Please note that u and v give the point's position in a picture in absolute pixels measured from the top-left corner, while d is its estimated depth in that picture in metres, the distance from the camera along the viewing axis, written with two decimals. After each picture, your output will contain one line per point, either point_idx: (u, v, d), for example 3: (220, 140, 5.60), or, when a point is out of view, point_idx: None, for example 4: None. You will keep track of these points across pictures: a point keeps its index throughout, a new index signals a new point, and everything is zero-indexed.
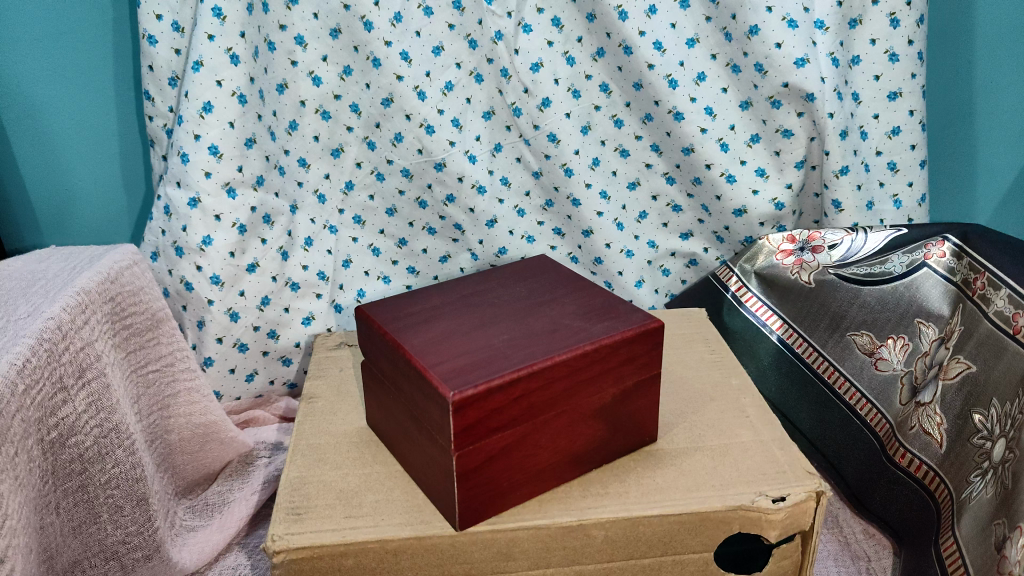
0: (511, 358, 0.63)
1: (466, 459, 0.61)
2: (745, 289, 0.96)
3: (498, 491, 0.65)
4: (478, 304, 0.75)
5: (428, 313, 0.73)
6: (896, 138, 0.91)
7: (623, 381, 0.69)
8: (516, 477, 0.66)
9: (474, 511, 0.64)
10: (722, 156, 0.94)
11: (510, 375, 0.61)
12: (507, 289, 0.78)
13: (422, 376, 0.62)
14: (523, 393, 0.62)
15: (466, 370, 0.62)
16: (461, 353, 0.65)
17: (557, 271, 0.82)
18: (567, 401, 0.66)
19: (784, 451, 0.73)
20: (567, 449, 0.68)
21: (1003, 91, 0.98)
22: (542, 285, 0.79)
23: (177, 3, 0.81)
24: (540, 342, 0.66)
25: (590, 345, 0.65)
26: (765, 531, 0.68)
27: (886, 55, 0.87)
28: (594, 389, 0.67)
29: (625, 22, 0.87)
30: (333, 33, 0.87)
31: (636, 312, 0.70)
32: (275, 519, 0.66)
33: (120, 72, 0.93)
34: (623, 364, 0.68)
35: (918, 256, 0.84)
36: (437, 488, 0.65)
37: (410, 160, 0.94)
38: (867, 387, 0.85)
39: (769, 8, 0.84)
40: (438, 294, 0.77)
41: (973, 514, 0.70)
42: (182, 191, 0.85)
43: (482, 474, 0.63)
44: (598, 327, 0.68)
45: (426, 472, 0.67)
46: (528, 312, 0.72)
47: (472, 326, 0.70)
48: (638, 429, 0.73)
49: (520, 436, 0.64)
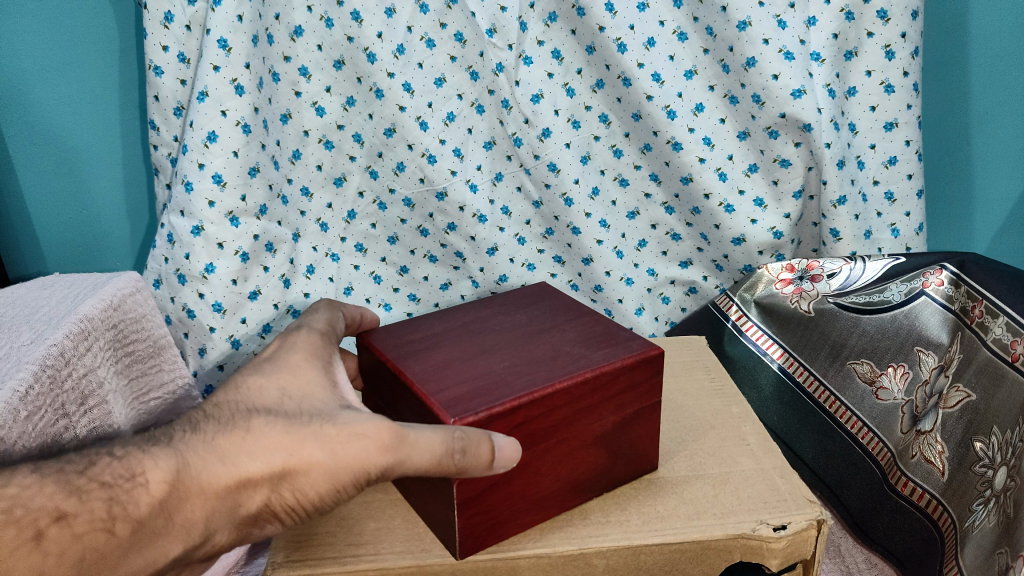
0: (511, 384, 0.64)
1: (466, 487, 0.61)
2: (745, 318, 0.97)
3: (499, 520, 0.65)
4: (478, 331, 0.75)
5: (429, 340, 0.73)
6: (893, 168, 0.91)
7: (624, 409, 0.69)
8: (517, 505, 0.65)
9: (474, 539, 0.64)
10: (722, 186, 0.94)
11: (511, 401, 0.61)
12: (507, 317, 0.79)
13: (424, 402, 0.62)
14: (524, 420, 0.62)
15: (469, 397, 0.62)
16: (462, 380, 0.65)
17: (557, 298, 0.83)
18: (568, 430, 0.66)
19: (784, 479, 0.73)
20: (568, 476, 0.68)
21: (1000, 121, 0.99)
22: (542, 312, 0.79)
23: (182, 35, 0.82)
24: (540, 368, 0.66)
25: (592, 372, 0.65)
26: (766, 560, 0.68)
27: (882, 86, 0.88)
28: (594, 416, 0.67)
29: (624, 54, 0.89)
30: (337, 64, 0.89)
31: (636, 339, 0.71)
32: (276, 547, 0.66)
33: (126, 101, 0.94)
34: (622, 393, 0.68)
35: (917, 284, 0.84)
36: (438, 515, 0.65)
37: (411, 190, 0.96)
38: (868, 416, 0.85)
39: (766, 41, 0.85)
40: (438, 321, 0.78)
41: (974, 543, 0.70)
42: (186, 219, 0.86)
43: (482, 502, 0.63)
44: (598, 354, 0.68)
45: (427, 501, 0.67)
46: (530, 339, 0.73)
47: (474, 353, 0.70)
48: (638, 456, 0.72)
49: (520, 463, 0.64)
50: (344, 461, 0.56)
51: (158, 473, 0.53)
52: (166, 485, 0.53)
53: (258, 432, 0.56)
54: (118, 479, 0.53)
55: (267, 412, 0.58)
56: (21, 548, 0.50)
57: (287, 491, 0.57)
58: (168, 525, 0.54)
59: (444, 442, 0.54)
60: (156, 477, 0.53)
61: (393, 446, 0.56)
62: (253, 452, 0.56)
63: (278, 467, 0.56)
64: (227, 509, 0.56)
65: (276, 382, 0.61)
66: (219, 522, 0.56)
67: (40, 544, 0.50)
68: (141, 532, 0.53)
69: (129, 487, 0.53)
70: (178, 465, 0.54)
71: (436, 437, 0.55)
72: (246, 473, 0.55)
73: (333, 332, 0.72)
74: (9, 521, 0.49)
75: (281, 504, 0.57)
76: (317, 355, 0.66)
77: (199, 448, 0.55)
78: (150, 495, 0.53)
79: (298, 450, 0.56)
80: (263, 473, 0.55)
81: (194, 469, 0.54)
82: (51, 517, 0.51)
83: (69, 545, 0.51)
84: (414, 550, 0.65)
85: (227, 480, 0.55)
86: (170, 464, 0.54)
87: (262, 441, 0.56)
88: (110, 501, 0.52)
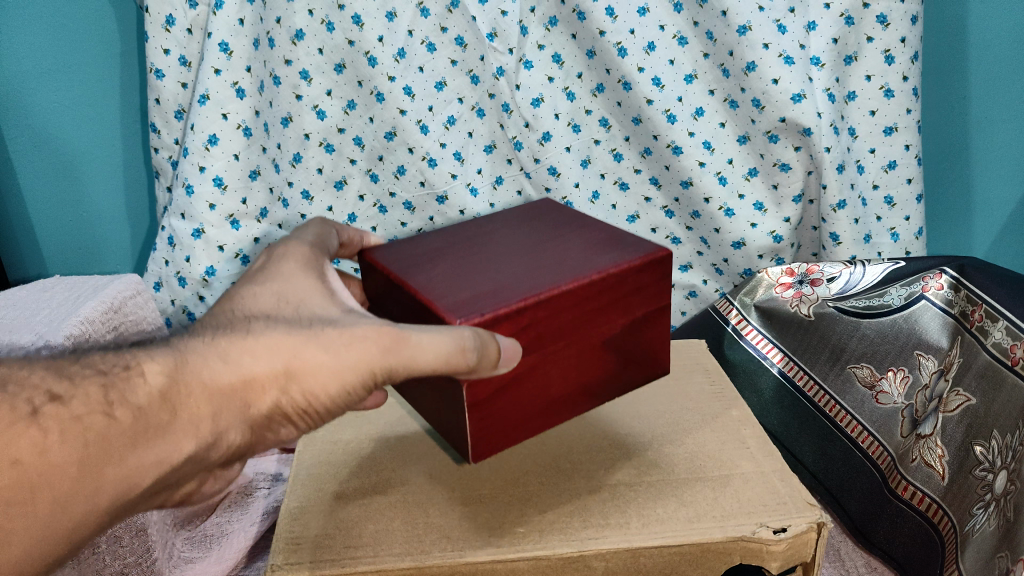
0: (513, 290, 0.58)
1: (474, 391, 0.57)
2: (745, 322, 0.97)
3: (509, 425, 0.61)
4: (478, 241, 0.69)
5: (425, 252, 0.68)
6: (892, 172, 0.92)
7: (634, 312, 0.64)
8: (527, 410, 0.61)
9: (487, 444, 0.60)
10: (722, 190, 0.95)
11: (516, 304, 0.56)
12: (507, 227, 0.72)
13: (426, 309, 0.58)
14: (528, 324, 0.57)
15: (468, 304, 0.57)
16: (459, 289, 0.60)
17: (558, 210, 0.76)
18: (577, 332, 0.61)
19: (785, 481, 0.73)
20: (581, 380, 0.63)
21: (999, 127, 1.00)
22: (544, 222, 0.73)
23: (184, 38, 0.83)
24: (543, 274, 0.61)
25: (599, 274, 0.60)
26: (765, 562, 0.68)
27: (882, 91, 0.88)
28: (604, 319, 0.62)
29: (624, 59, 0.89)
30: (338, 67, 0.89)
31: (643, 243, 0.65)
32: (274, 548, 0.66)
33: (127, 104, 0.94)
34: (632, 294, 0.63)
35: (916, 288, 0.84)
36: (450, 422, 0.62)
37: (412, 193, 0.96)
38: (868, 420, 0.85)
39: (766, 45, 0.85)
40: (434, 235, 0.72)
41: (975, 547, 0.70)
42: (187, 222, 0.87)
43: (492, 406, 0.59)
44: (603, 258, 0.63)
45: (437, 408, 0.63)
46: (537, 246, 0.67)
47: (479, 261, 0.65)
48: (651, 359, 0.68)
49: (528, 367, 0.60)
50: (349, 361, 0.52)
51: (155, 365, 0.49)
52: (164, 376, 0.49)
53: (260, 333, 0.51)
54: (113, 368, 0.48)
55: (266, 316, 0.54)
56: (16, 425, 0.45)
57: (296, 391, 0.52)
58: (173, 422, 0.48)
59: (453, 344, 0.49)
60: (153, 368, 0.49)
61: (394, 348, 0.52)
62: (255, 350, 0.51)
63: (280, 368, 0.51)
64: (237, 409, 0.51)
65: (272, 289, 0.57)
66: (230, 420, 0.51)
67: (37, 420, 0.45)
68: (144, 423, 0.47)
69: (126, 377, 0.48)
70: (176, 358, 0.49)
71: (442, 337, 0.50)
72: (250, 372, 0.51)
73: (325, 246, 0.68)
74: (1, 397, 0.45)
75: (292, 405, 0.53)
76: (312, 267, 0.62)
77: (200, 348, 0.50)
78: (149, 384, 0.48)
79: (300, 352, 0.51)
80: (268, 373, 0.51)
81: (195, 366, 0.50)
82: (46, 398, 0.46)
83: (68, 427, 0.46)
84: (413, 552, 0.65)
85: (229, 379, 0.50)
86: (166, 360, 0.49)
87: (263, 342, 0.51)
88: (106, 387, 0.47)
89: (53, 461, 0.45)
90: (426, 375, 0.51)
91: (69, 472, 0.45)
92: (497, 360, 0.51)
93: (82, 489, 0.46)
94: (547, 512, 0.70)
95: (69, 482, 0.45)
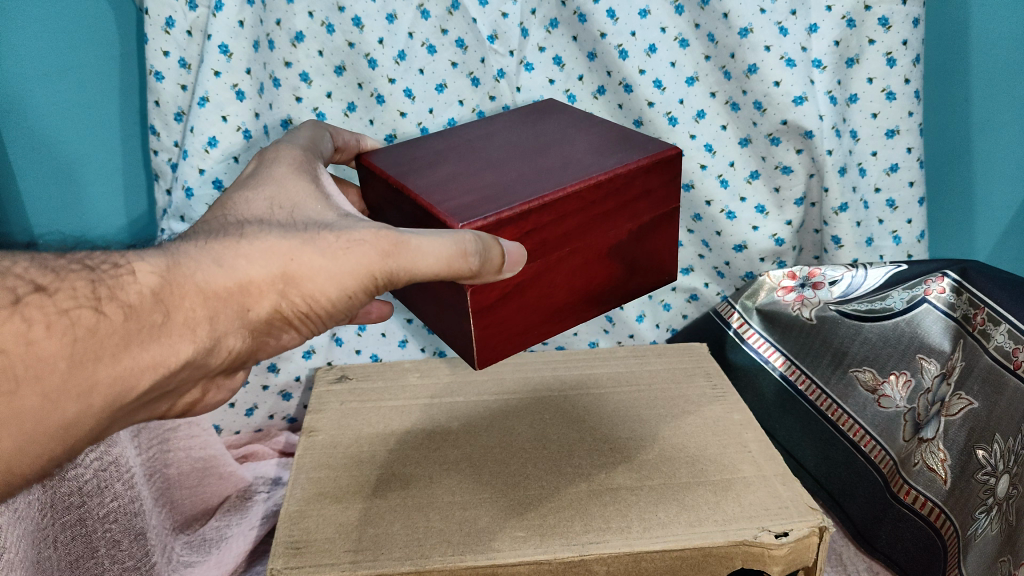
0: (521, 190, 0.62)
1: (481, 296, 0.62)
2: (746, 325, 0.96)
3: (515, 330, 0.67)
4: (486, 146, 0.73)
5: (433, 158, 0.71)
6: (894, 175, 0.91)
7: (640, 217, 0.69)
8: (532, 316, 0.67)
9: (491, 348, 0.66)
10: (722, 192, 0.95)
11: (521, 207, 0.60)
12: (513, 131, 0.76)
13: (432, 211, 0.61)
14: (535, 226, 0.62)
15: (477, 205, 0.61)
16: (468, 190, 0.63)
17: (567, 112, 0.79)
18: (581, 238, 0.66)
19: (787, 486, 0.72)
20: (583, 288, 0.69)
21: (1002, 131, 0.99)
22: (551, 125, 0.76)
23: (183, 40, 0.82)
24: (550, 175, 0.64)
25: (604, 175, 0.64)
26: (767, 567, 0.67)
27: (883, 93, 0.87)
28: (609, 223, 0.67)
29: (625, 61, 0.89)
30: (338, 69, 0.88)
31: (651, 143, 0.69)
32: (274, 552, 0.66)
33: (127, 105, 0.94)
34: (639, 197, 0.68)
35: (918, 292, 0.83)
36: (456, 330, 0.67)
37: None
38: (870, 423, 0.84)
39: (767, 48, 0.84)
40: (442, 141, 0.75)
41: (978, 551, 0.70)
42: (184, 225, 0.90)
43: (497, 312, 0.64)
44: (611, 159, 0.67)
45: (444, 318, 0.69)
46: (540, 151, 0.70)
47: (483, 166, 0.68)
48: (657, 265, 0.73)
49: (534, 273, 0.64)
50: (348, 267, 0.57)
51: (147, 267, 0.52)
52: (156, 276, 0.52)
53: (255, 237, 0.56)
54: (103, 268, 0.52)
55: (260, 221, 0.59)
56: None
57: (296, 296, 0.57)
58: (166, 323, 0.52)
59: (455, 249, 0.55)
60: (143, 268, 0.52)
61: (394, 252, 0.57)
62: (251, 254, 0.55)
63: (278, 273, 0.55)
64: (235, 307, 0.55)
65: (266, 196, 0.62)
66: (230, 324, 0.55)
67: (19, 308, 0.47)
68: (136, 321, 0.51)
69: (116, 276, 0.51)
70: (169, 262, 0.53)
71: (443, 242, 0.56)
72: (246, 276, 0.55)
73: (317, 149, 0.72)
74: None
75: (292, 310, 0.57)
76: (303, 171, 0.67)
77: (193, 253, 0.54)
78: (139, 283, 0.52)
79: (299, 256, 0.56)
80: (266, 279, 0.55)
81: (188, 268, 0.53)
82: (29, 288, 0.49)
83: (55, 319, 0.48)
84: (413, 556, 0.65)
85: (226, 282, 0.54)
86: (159, 263, 0.53)
87: (260, 245, 0.55)
88: (94, 283, 0.51)
89: (40, 351, 0.47)
90: (425, 279, 0.57)
91: (58, 363, 0.48)
92: (499, 265, 0.58)
93: (74, 374, 0.49)
94: (547, 516, 0.69)
95: (59, 373, 0.48)
